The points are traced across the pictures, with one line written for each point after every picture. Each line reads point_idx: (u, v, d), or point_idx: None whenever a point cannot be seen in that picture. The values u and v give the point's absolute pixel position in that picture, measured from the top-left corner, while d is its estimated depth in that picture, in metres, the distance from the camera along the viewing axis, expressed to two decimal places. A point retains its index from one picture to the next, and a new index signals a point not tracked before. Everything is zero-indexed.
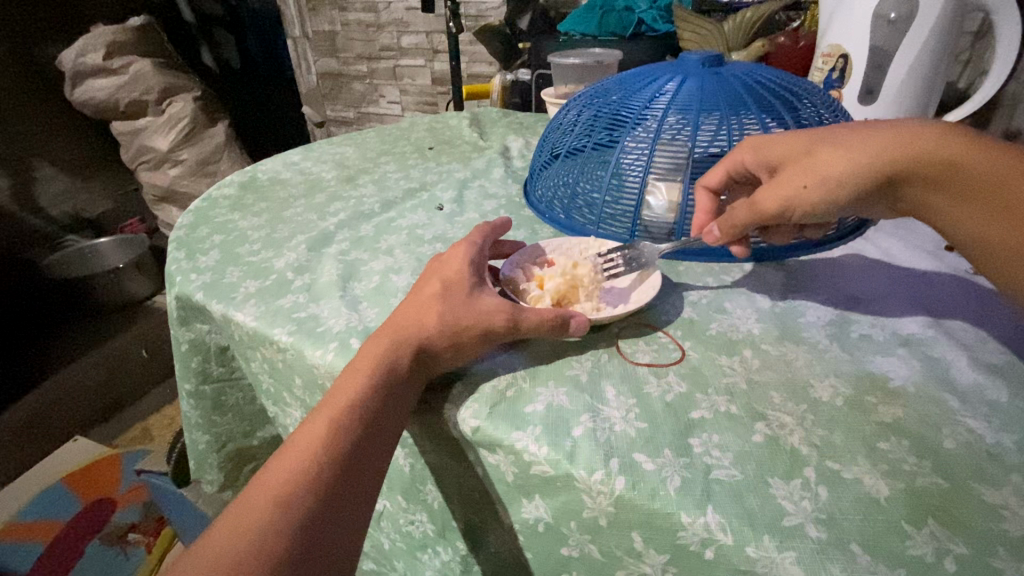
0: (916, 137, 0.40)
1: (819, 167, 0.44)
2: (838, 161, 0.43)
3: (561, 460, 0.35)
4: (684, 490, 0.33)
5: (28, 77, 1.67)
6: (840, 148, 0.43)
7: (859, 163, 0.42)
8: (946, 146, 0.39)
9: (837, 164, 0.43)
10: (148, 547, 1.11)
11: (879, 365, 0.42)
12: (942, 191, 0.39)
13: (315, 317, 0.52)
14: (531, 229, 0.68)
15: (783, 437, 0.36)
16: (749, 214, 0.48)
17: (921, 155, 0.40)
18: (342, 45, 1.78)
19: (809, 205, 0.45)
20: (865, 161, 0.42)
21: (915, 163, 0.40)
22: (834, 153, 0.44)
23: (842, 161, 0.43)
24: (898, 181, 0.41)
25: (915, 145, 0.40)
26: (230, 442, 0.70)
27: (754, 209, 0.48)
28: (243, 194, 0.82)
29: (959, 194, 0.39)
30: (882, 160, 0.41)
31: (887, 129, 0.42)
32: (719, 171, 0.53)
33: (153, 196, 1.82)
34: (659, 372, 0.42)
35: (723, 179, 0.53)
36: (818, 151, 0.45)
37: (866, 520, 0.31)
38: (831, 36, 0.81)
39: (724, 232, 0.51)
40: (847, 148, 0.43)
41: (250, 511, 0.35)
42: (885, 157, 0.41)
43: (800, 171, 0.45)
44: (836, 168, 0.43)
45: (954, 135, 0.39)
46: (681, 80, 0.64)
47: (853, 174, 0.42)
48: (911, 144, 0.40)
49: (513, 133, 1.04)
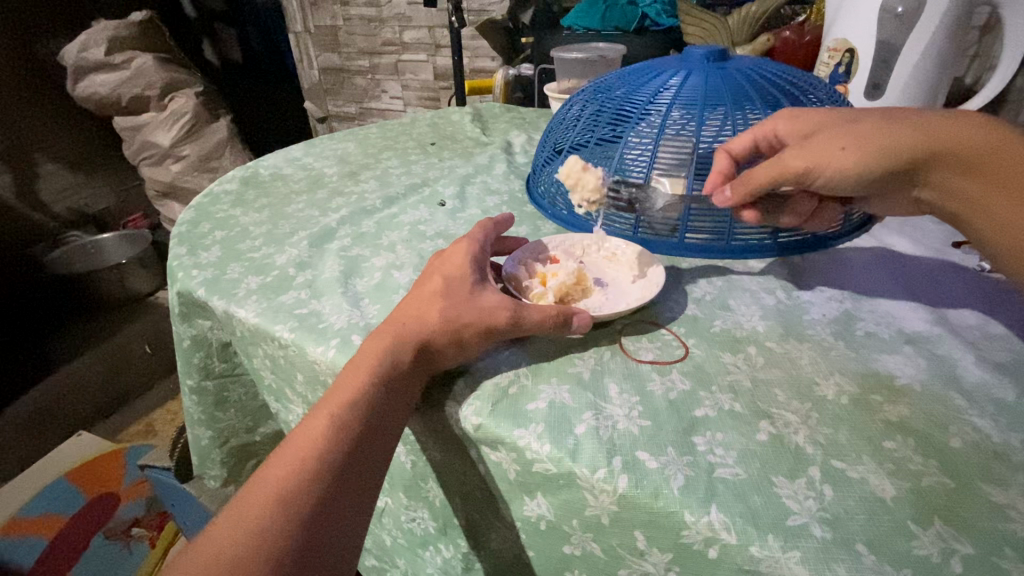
0: (960, 122, 0.40)
1: (857, 133, 0.44)
2: (878, 130, 0.43)
3: (563, 458, 0.35)
4: (687, 488, 0.32)
5: (30, 73, 1.67)
6: (880, 120, 0.43)
7: (899, 135, 0.42)
8: (988, 132, 0.39)
9: (876, 130, 0.43)
10: (152, 542, 1.13)
11: (885, 363, 0.41)
12: (974, 175, 0.39)
13: (317, 313, 0.52)
14: (534, 225, 0.67)
15: (788, 436, 0.35)
16: (772, 171, 0.47)
17: (963, 137, 0.40)
18: (344, 40, 1.78)
19: (836, 170, 0.44)
20: (904, 134, 0.41)
21: (954, 144, 0.40)
22: (875, 123, 0.43)
23: (881, 130, 0.43)
24: (930, 161, 0.41)
25: (959, 128, 0.40)
26: (232, 438, 0.71)
27: (780, 168, 0.47)
28: (244, 190, 0.81)
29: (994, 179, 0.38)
30: (923, 134, 0.41)
31: (932, 112, 0.42)
32: (749, 138, 0.53)
33: (156, 191, 1.82)
34: (662, 370, 0.42)
35: (750, 147, 0.53)
36: (858, 121, 0.45)
37: (872, 520, 0.30)
38: (837, 32, 0.81)
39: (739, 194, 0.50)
40: (888, 121, 0.43)
41: (247, 510, 0.35)
42: (926, 133, 0.41)
43: (835, 136, 0.45)
44: (872, 135, 0.43)
45: (997, 124, 0.39)
46: (685, 75, 0.64)
47: (891, 144, 0.42)
48: (952, 127, 0.40)
49: (515, 129, 1.03)
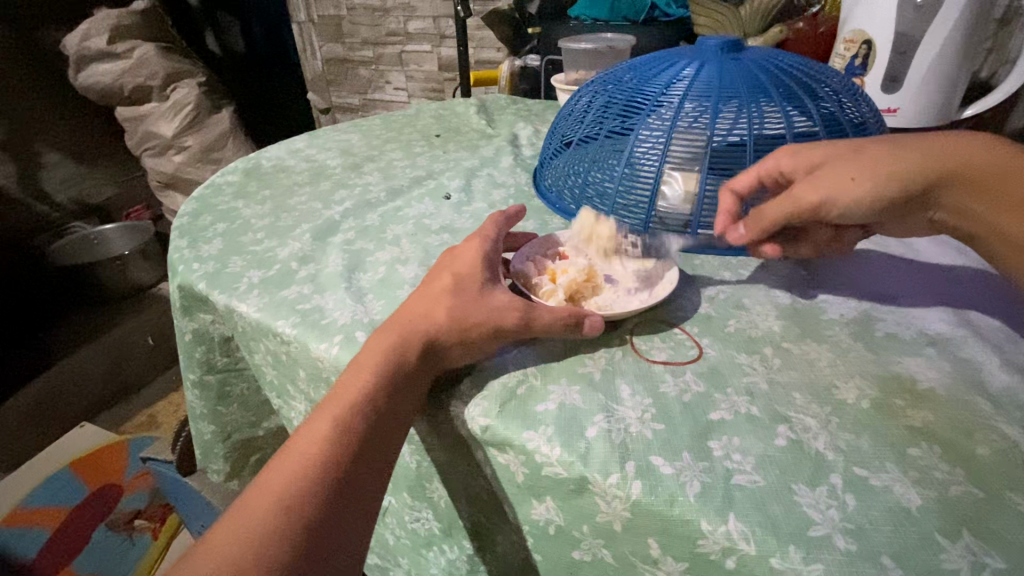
0: (967, 146, 0.41)
1: (868, 164, 0.43)
2: (893, 160, 0.42)
3: (574, 462, 0.34)
4: (704, 496, 0.31)
5: (33, 61, 1.65)
6: (889, 147, 0.43)
7: (911, 164, 0.42)
8: (996, 155, 0.40)
9: (888, 157, 0.42)
10: (154, 533, 1.14)
11: (907, 366, 0.40)
12: (989, 197, 0.40)
13: (319, 309, 0.51)
14: (541, 219, 0.66)
15: (807, 441, 0.34)
16: (788, 205, 0.45)
17: (972, 163, 0.40)
18: (348, 29, 1.76)
19: (853, 200, 0.43)
20: (918, 162, 0.41)
21: (967, 169, 0.40)
22: (887, 153, 0.43)
23: (893, 157, 0.42)
24: (944, 186, 0.41)
25: (967, 152, 0.41)
26: (235, 433, 0.70)
27: (793, 205, 0.45)
28: (246, 181, 0.80)
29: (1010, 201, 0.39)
30: (934, 159, 0.41)
31: (934, 137, 0.43)
32: (751, 172, 0.49)
33: (159, 182, 1.81)
34: (675, 371, 0.40)
35: (754, 183, 0.49)
36: (866, 149, 0.44)
37: (898, 533, 0.29)
38: (854, 22, 0.77)
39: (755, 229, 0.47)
40: (896, 148, 0.43)
41: (249, 516, 0.34)
42: (938, 160, 0.41)
43: (847, 169, 0.43)
44: (885, 162, 0.42)
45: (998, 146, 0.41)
46: (698, 66, 0.62)
47: (908, 173, 0.42)
48: (956, 149, 0.41)
49: (522, 121, 1.01)
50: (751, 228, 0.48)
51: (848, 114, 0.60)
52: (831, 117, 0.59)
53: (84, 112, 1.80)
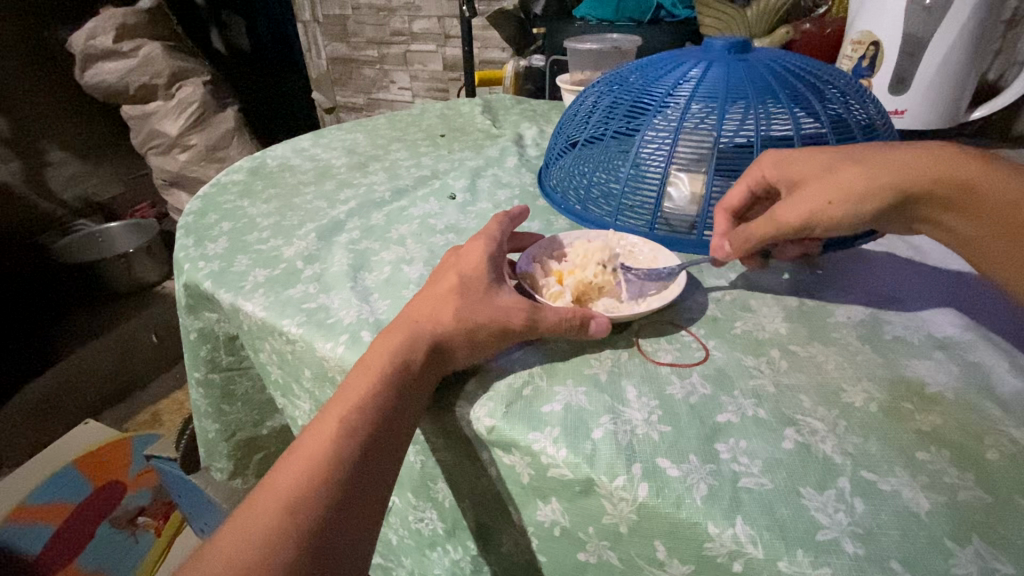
0: (937, 160, 0.40)
1: (841, 186, 0.43)
2: (864, 180, 0.42)
3: (581, 464, 0.34)
4: (711, 499, 0.31)
5: (39, 60, 1.66)
6: (861, 166, 0.42)
7: (881, 182, 0.41)
8: (965, 169, 0.39)
9: (860, 177, 0.42)
10: (158, 530, 1.17)
11: (915, 369, 0.40)
12: (962, 214, 0.39)
13: (325, 308, 0.51)
14: (546, 220, 0.66)
15: (815, 444, 0.34)
16: (768, 229, 0.45)
17: (943, 179, 0.40)
18: (353, 29, 1.76)
19: (831, 222, 0.44)
20: (884, 182, 0.41)
21: (937, 186, 0.40)
22: (858, 172, 0.42)
23: (865, 177, 0.42)
24: (918, 203, 0.41)
25: (937, 166, 0.40)
26: (239, 431, 0.70)
27: (772, 228, 0.45)
28: (252, 180, 0.80)
29: (983, 217, 0.39)
30: (905, 177, 0.41)
31: (905, 150, 0.42)
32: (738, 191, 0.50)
33: (164, 180, 1.82)
34: (681, 373, 0.40)
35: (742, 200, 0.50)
36: (840, 170, 0.43)
37: (907, 537, 0.29)
38: (861, 24, 0.76)
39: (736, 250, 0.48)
40: (868, 167, 0.42)
41: (256, 519, 0.34)
42: (907, 178, 0.40)
43: (824, 190, 0.44)
44: (857, 184, 0.42)
45: (968, 157, 0.40)
46: (704, 67, 0.62)
47: (877, 194, 0.41)
48: (928, 164, 0.40)
49: (527, 121, 1.01)
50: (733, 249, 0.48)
51: (855, 116, 0.60)
52: (838, 118, 0.59)
53: (90, 111, 1.80)
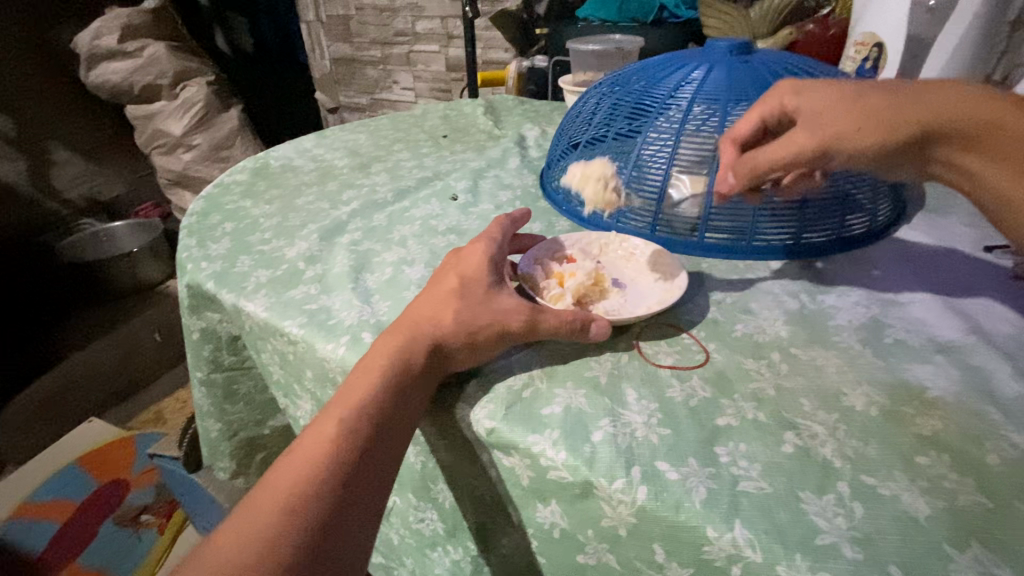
0: (965, 96, 0.38)
1: (863, 110, 0.42)
2: (877, 112, 0.41)
3: (580, 467, 0.34)
4: (710, 503, 0.31)
5: (45, 60, 1.68)
6: (888, 93, 0.41)
7: (894, 114, 0.40)
8: (992, 107, 0.36)
9: (883, 103, 0.41)
10: (160, 529, 1.14)
11: (915, 373, 0.40)
12: (981, 153, 0.37)
13: (327, 309, 0.51)
14: (548, 221, 0.66)
15: (815, 448, 0.34)
16: (777, 152, 0.46)
17: (964, 115, 0.37)
18: (356, 30, 1.76)
19: (847, 147, 0.43)
20: (903, 111, 0.40)
21: (954, 120, 0.37)
22: (877, 104, 0.41)
23: (886, 103, 0.41)
24: (935, 139, 0.38)
25: (961, 103, 0.38)
26: (242, 430, 0.70)
27: (777, 156, 0.46)
28: (255, 180, 0.81)
29: (996, 157, 0.36)
30: (929, 108, 0.38)
31: (938, 84, 0.40)
32: (753, 119, 0.51)
33: (167, 180, 1.83)
34: (682, 376, 0.40)
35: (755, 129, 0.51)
36: (865, 95, 0.42)
37: (906, 542, 0.29)
38: (865, 26, 0.77)
39: (742, 175, 0.49)
40: (893, 94, 0.41)
41: (256, 515, 0.34)
42: (924, 111, 0.39)
43: (837, 120, 0.43)
44: (879, 109, 0.41)
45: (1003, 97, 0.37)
46: (707, 69, 0.62)
47: (888, 126, 0.40)
48: (959, 99, 0.38)
49: (529, 122, 1.01)
50: (739, 175, 0.49)
51: None
52: None
53: (94, 111, 1.81)
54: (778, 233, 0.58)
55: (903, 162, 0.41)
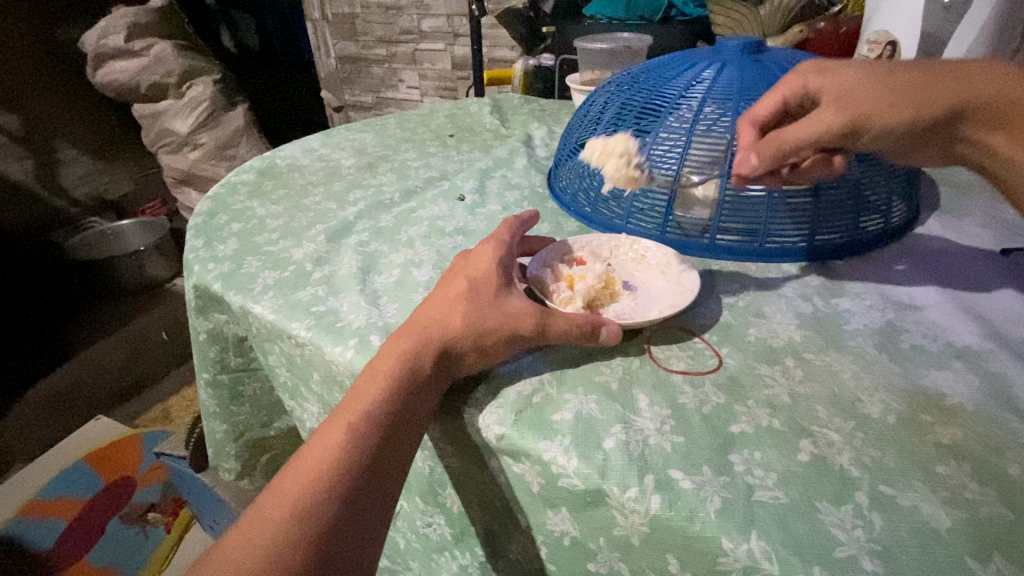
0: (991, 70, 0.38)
1: (892, 89, 0.41)
2: (906, 93, 0.40)
3: (592, 475, 0.34)
4: (725, 512, 0.31)
5: (53, 59, 1.68)
6: (918, 72, 0.41)
7: (926, 93, 0.39)
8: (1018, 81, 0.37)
9: (912, 83, 0.40)
10: (167, 527, 1.14)
11: (933, 380, 0.39)
12: (1011, 132, 0.37)
13: (334, 311, 0.51)
14: (556, 223, 0.65)
15: (832, 457, 0.33)
16: (804, 130, 0.45)
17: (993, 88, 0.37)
18: (362, 28, 1.76)
19: (877, 127, 0.42)
20: (933, 90, 0.39)
21: (980, 101, 0.37)
22: (903, 80, 0.41)
23: (913, 83, 0.40)
24: (964, 119, 0.38)
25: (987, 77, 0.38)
26: (248, 431, 0.70)
27: (802, 134, 0.45)
28: (261, 180, 0.80)
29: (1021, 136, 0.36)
30: (956, 89, 0.38)
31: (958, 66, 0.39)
32: (773, 99, 0.49)
33: (174, 178, 1.83)
34: (694, 382, 0.40)
35: (774, 109, 0.49)
36: (893, 73, 0.42)
37: (927, 554, 0.28)
38: (878, 23, 0.74)
39: (767, 156, 0.47)
40: (919, 75, 0.41)
41: (265, 521, 0.34)
42: (952, 86, 0.38)
43: (864, 99, 0.42)
44: (908, 89, 0.40)
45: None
46: (718, 68, 0.61)
47: (917, 101, 0.40)
48: (983, 81, 0.38)
49: (536, 121, 1.01)
50: (763, 154, 0.47)
51: None
52: None
53: (101, 110, 1.82)
54: (790, 234, 0.57)
55: (927, 141, 0.41)
